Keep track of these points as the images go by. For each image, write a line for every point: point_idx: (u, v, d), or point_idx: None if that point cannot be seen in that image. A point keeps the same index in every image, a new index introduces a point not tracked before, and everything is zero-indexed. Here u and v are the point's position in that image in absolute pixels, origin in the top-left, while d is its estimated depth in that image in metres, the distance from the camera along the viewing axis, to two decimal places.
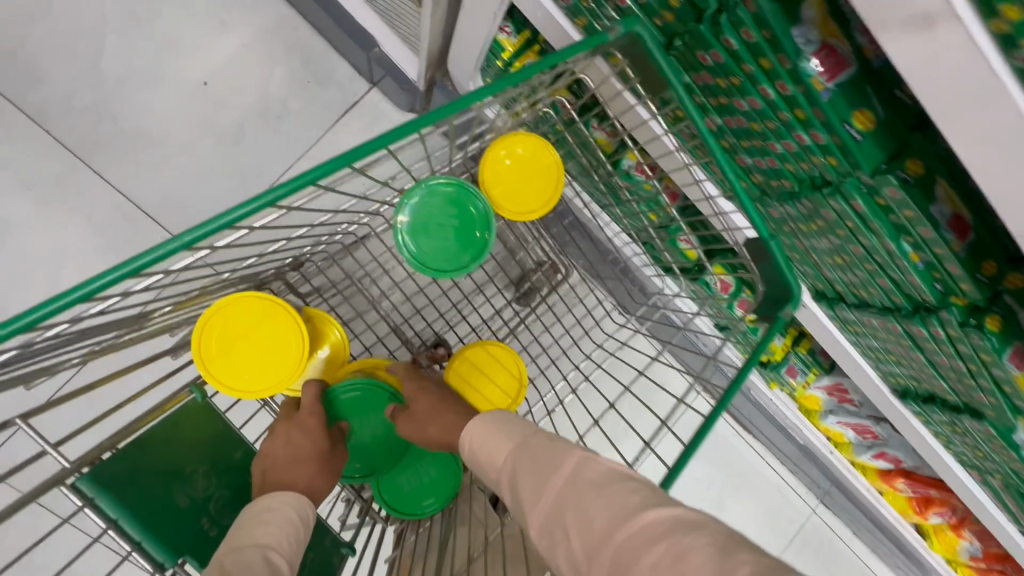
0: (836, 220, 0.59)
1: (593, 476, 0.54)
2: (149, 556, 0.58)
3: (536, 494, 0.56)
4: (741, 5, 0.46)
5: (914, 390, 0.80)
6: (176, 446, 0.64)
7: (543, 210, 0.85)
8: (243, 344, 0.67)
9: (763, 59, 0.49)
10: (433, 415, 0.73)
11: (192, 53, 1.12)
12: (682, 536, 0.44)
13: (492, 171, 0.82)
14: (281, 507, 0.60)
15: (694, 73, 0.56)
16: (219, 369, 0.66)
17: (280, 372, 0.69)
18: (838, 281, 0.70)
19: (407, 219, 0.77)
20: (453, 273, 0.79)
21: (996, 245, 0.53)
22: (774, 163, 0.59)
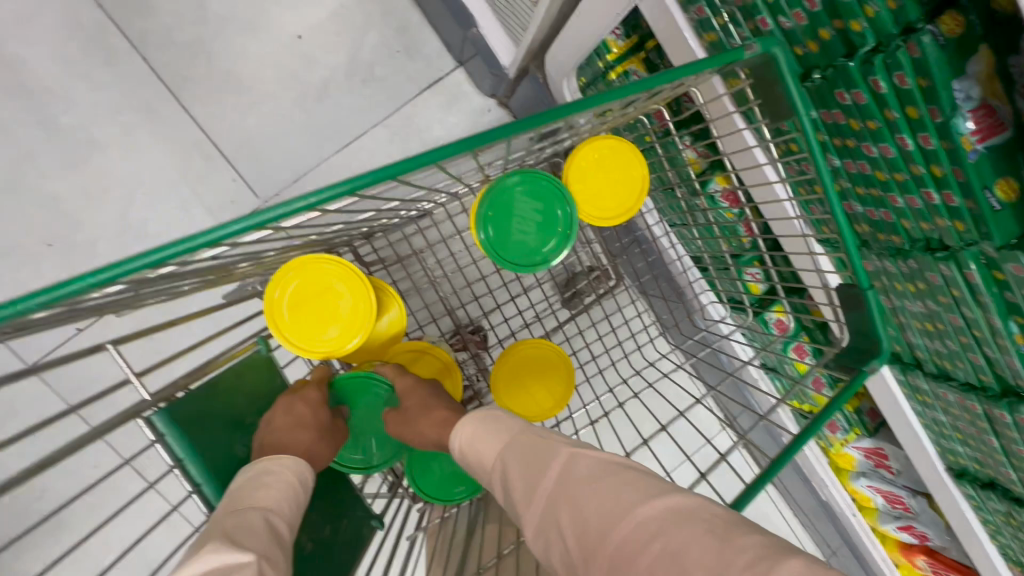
0: (942, 286, 0.56)
1: (584, 472, 0.52)
2: (206, 500, 0.59)
3: (528, 494, 0.55)
4: (903, 49, 0.44)
5: (971, 472, 0.77)
6: (238, 397, 0.67)
7: (619, 219, 0.84)
8: (313, 302, 0.68)
9: (911, 108, 0.46)
10: (422, 408, 0.73)
11: (291, 4, 1.12)
12: (678, 530, 0.43)
13: (578, 175, 0.82)
14: (280, 471, 0.59)
15: (823, 110, 0.54)
16: (288, 326, 0.68)
17: (343, 337, 0.71)
18: (920, 347, 0.67)
19: (491, 208, 0.76)
20: (528, 267, 0.79)
21: None
22: (888, 217, 0.56)
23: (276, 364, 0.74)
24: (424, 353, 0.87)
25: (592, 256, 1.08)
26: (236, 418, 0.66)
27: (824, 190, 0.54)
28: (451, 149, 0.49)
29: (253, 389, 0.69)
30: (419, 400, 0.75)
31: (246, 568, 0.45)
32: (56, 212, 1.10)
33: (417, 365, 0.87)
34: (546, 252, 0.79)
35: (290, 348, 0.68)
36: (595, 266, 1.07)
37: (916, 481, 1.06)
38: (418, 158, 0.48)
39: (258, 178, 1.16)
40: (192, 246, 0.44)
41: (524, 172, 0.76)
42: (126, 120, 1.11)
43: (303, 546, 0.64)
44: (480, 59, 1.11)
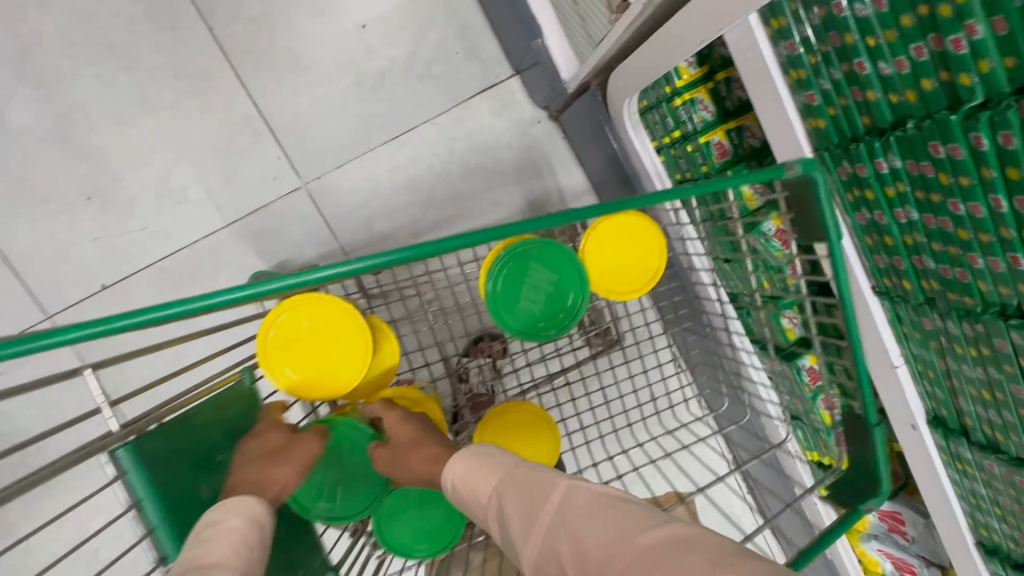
0: (1010, 354, 0.55)
1: (581, 504, 0.49)
2: (158, 547, 0.53)
3: (525, 530, 0.51)
4: (1015, 107, 0.43)
5: (1004, 550, 0.74)
6: (214, 430, 0.61)
7: (629, 294, 0.83)
8: (309, 341, 0.67)
9: (1012, 169, 0.45)
10: (413, 444, 0.69)
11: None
12: (678, 557, 0.41)
13: (598, 237, 0.82)
14: (224, 517, 0.53)
15: (910, 161, 0.52)
16: (280, 363, 0.67)
17: (332, 383, 0.68)
18: (971, 414, 0.65)
19: (502, 270, 0.74)
20: (530, 338, 0.76)
21: None
22: (963, 277, 0.54)
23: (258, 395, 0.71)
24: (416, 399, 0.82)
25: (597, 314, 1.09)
26: (206, 453, 0.60)
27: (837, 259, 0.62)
28: (477, 238, 0.52)
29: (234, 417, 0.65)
30: (411, 434, 0.71)
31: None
32: (98, 167, 1.10)
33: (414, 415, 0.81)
34: (547, 326, 0.76)
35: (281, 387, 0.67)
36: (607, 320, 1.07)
37: (930, 552, 1.01)
38: (435, 243, 0.51)
39: (302, 158, 1.16)
40: (199, 306, 0.46)
41: (543, 243, 0.75)
42: (180, 87, 1.11)
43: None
44: (539, 69, 1.11)
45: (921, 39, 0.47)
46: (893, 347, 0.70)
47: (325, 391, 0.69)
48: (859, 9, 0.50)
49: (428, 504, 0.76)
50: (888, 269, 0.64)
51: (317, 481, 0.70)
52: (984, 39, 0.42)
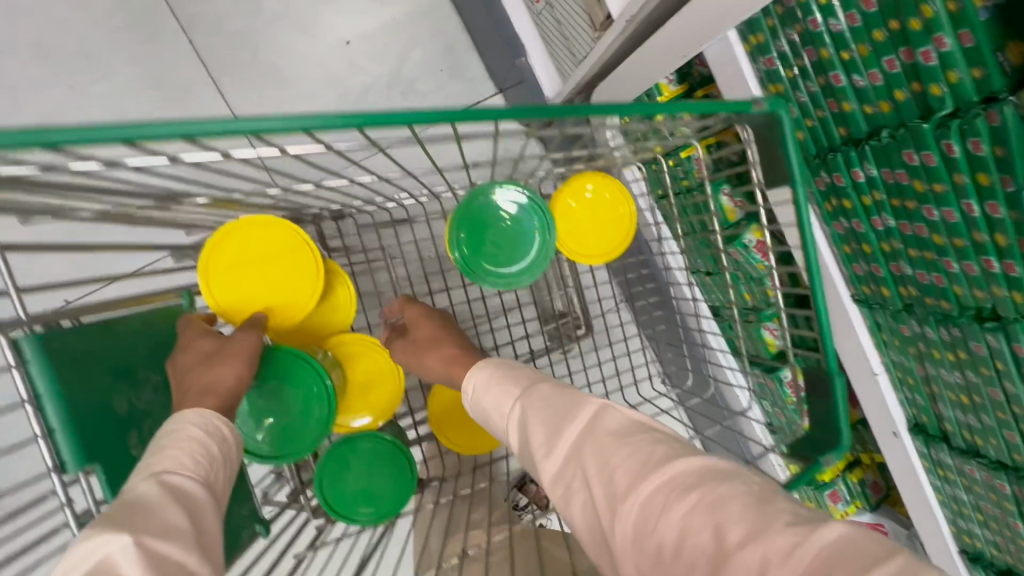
0: (986, 357, 0.56)
1: (613, 427, 0.47)
2: (54, 450, 0.46)
3: (548, 443, 0.49)
4: (984, 117, 0.45)
5: (987, 557, 0.74)
6: (140, 347, 0.55)
7: (599, 256, 0.82)
8: (253, 272, 0.62)
9: (983, 174, 0.47)
10: (433, 342, 0.71)
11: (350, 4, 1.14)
12: (716, 485, 0.39)
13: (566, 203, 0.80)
14: (178, 426, 0.46)
15: (886, 169, 0.54)
16: (223, 297, 0.61)
17: (287, 312, 0.65)
18: (950, 420, 0.67)
19: (468, 211, 0.71)
20: (495, 283, 0.73)
21: None
22: (940, 281, 0.56)
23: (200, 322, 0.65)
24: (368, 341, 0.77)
25: (566, 301, 1.04)
26: (128, 366, 0.53)
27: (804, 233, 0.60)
28: (431, 118, 0.45)
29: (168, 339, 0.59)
30: (432, 332, 0.72)
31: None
32: None
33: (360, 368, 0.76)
34: (512, 272, 0.74)
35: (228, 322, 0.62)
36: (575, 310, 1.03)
37: None
38: (383, 115, 0.43)
39: None
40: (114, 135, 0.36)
41: (511, 186, 0.71)
42: (156, 98, 1.09)
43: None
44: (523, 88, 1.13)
45: (893, 52, 0.49)
46: (873, 355, 0.71)
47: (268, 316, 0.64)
48: (834, 24, 0.52)
49: (380, 465, 0.74)
50: (867, 277, 0.65)
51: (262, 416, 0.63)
52: (952, 51, 0.44)
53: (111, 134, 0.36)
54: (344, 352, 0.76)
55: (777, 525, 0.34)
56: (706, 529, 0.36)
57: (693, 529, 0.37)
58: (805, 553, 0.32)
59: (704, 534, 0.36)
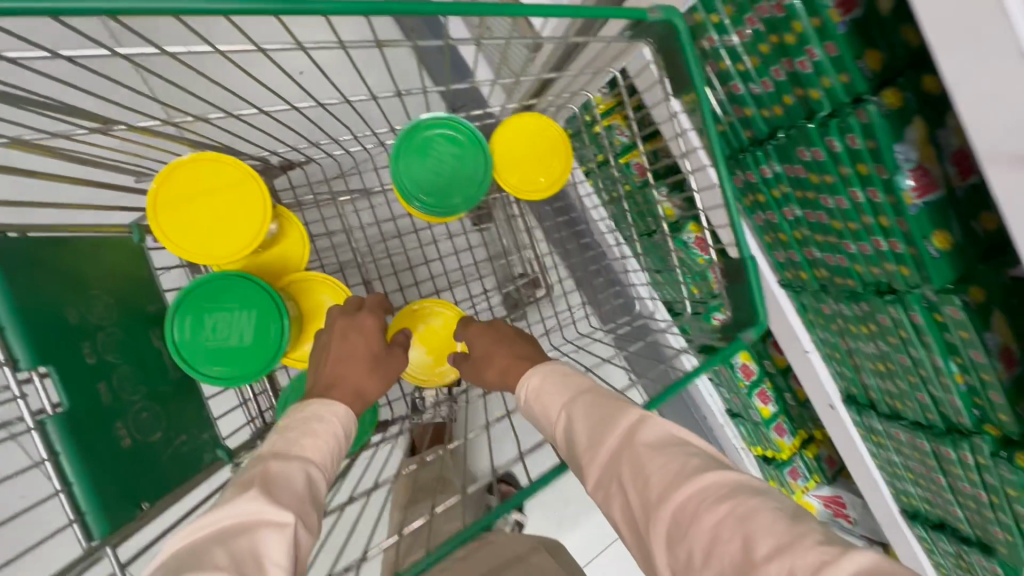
0: (892, 327, 0.63)
1: (650, 439, 0.50)
2: (6, 349, 0.48)
3: (592, 447, 0.54)
4: (854, 115, 0.51)
5: (923, 513, 0.81)
6: (91, 265, 0.59)
7: (542, 193, 0.82)
8: (205, 203, 0.65)
9: (862, 164, 0.53)
10: (486, 357, 0.75)
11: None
12: (748, 498, 0.41)
13: (501, 141, 0.80)
14: (331, 418, 0.57)
15: (787, 164, 0.61)
16: (173, 229, 0.64)
17: (236, 246, 0.67)
18: (874, 388, 0.73)
19: (406, 140, 0.73)
20: (438, 210, 0.75)
21: (966, 216, 0.54)
22: (843, 262, 0.62)
23: (149, 256, 0.68)
24: (321, 280, 0.78)
25: (527, 265, 1.06)
26: (79, 280, 0.57)
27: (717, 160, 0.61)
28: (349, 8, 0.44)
29: (111, 268, 0.62)
30: (485, 348, 0.77)
31: (286, 528, 0.40)
32: None
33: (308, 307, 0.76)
34: (451, 202, 0.76)
35: (173, 251, 0.64)
36: (530, 272, 1.06)
37: (873, 530, 1.07)
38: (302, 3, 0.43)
39: None
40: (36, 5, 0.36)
41: (446, 118, 0.74)
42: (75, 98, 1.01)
43: (98, 397, 0.54)
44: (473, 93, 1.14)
45: (776, 64, 0.55)
46: (805, 340, 0.78)
47: (213, 246, 0.66)
48: (727, 41, 0.58)
49: None
50: (787, 263, 0.71)
51: (211, 332, 0.65)
52: (822, 61, 0.51)
53: (28, 5, 0.36)
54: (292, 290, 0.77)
55: (807, 542, 0.37)
56: (735, 539, 0.39)
57: (723, 537, 0.40)
58: (835, 571, 0.34)
59: (734, 544, 0.39)
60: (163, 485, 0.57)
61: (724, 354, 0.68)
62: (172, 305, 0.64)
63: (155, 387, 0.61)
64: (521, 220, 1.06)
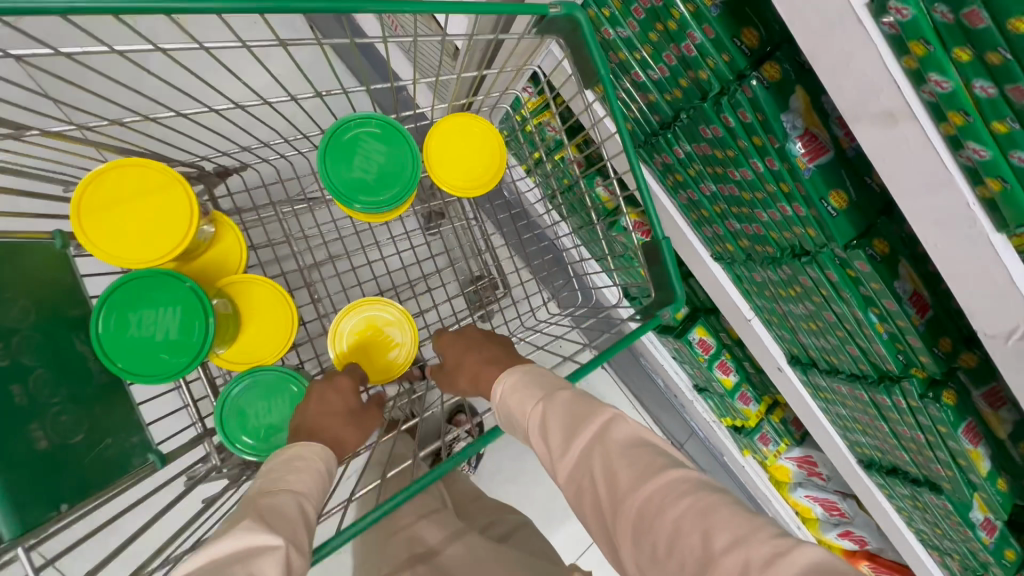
0: (814, 287, 0.66)
1: (621, 438, 0.54)
2: None
3: (564, 444, 0.56)
4: (740, 91, 0.54)
5: (879, 462, 0.84)
6: (9, 267, 0.51)
7: (481, 188, 0.79)
8: (130, 210, 0.59)
9: (756, 137, 0.56)
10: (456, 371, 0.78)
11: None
12: (707, 493, 0.46)
13: (438, 144, 0.77)
14: (311, 457, 0.57)
15: (695, 144, 0.63)
16: (97, 234, 0.58)
17: (159, 251, 0.59)
18: (811, 347, 0.76)
19: (332, 138, 0.68)
20: (364, 208, 0.69)
21: (858, 176, 0.57)
22: (760, 230, 0.65)
23: (72, 262, 0.59)
24: (263, 284, 0.69)
25: (480, 264, 1.06)
26: None
27: (622, 131, 0.60)
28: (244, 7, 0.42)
29: (31, 272, 0.53)
30: (456, 359, 0.79)
31: (277, 551, 0.42)
32: None
33: (254, 315, 0.68)
34: (378, 202, 0.70)
35: (96, 256, 0.58)
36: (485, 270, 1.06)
37: (844, 485, 1.15)
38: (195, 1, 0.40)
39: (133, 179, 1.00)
40: None
41: (375, 118, 0.69)
42: None
43: (9, 398, 0.46)
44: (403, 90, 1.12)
45: (666, 51, 0.58)
46: (743, 306, 0.80)
47: (135, 248, 0.59)
48: (621, 32, 0.61)
49: (275, 393, 0.68)
50: (715, 237, 0.74)
51: (135, 328, 0.57)
52: (703, 43, 0.53)
53: None
54: (236, 295, 0.68)
55: (762, 535, 0.41)
56: (697, 533, 0.43)
57: (685, 530, 0.44)
58: (786, 562, 0.39)
59: (694, 538, 0.43)
60: (82, 487, 0.50)
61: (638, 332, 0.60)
62: (99, 298, 0.57)
63: (77, 388, 0.53)
64: (474, 217, 1.05)
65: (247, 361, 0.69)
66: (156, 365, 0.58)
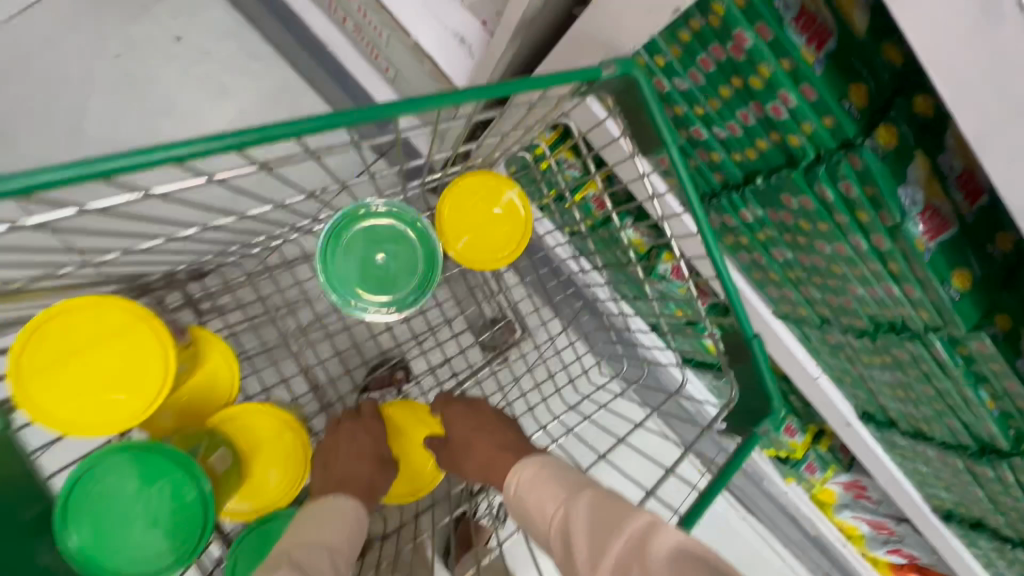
0: (911, 361, 0.56)
1: (661, 550, 0.40)
2: None
3: (592, 559, 0.43)
4: (846, 161, 0.43)
5: (958, 513, 0.77)
6: None
7: (507, 258, 0.67)
8: (87, 364, 0.46)
9: (861, 213, 0.46)
10: (466, 448, 0.61)
11: (174, 5, 1.02)
12: None
13: (453, 208, 0.65)
14: (346, 511, 0.51)
15: (769, 210, 0.53)
16: (50, 405, 0.45)
17: (132, 409, 0.47)
18: (893, 408, 0.68)
19: (340, 226, 0.57)
20: (358, 309, 0.59)
21: (981, 233, 0.46)
22: (849, 302, 0.56)
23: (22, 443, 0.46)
24: (265, 412, 0.58)
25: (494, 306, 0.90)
26: None
27: (691, 203, 0.48)
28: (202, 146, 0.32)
29: None
30: (465, 436, 0.62)
31: None
32: None
33: (262, 453, 0.57)
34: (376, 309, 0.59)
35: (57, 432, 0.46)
36: (501, 315, 0.89)
37: (896, 508, 1.09)
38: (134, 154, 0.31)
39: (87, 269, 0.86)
40: None
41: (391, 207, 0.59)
42: None
43: None
44: None
45: (741, 108, 0.47)
46: (813, 367, 0.71)
47: (99, 415, 0.46)
48: (679, 84, 0.49)
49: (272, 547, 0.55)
50: (782, 300, 0.64)
51: (117, 521, 0.46)
52: (799, 106, 0.42)
53: None
54: (235, 432, 0.56)
55: None
56: None
57: None
58: None
59: None
60: None
61: (741, 455, 0.48)
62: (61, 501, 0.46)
63: None
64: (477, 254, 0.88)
65: (260, 510, 0.57)
66: (156, 551, 0.47)
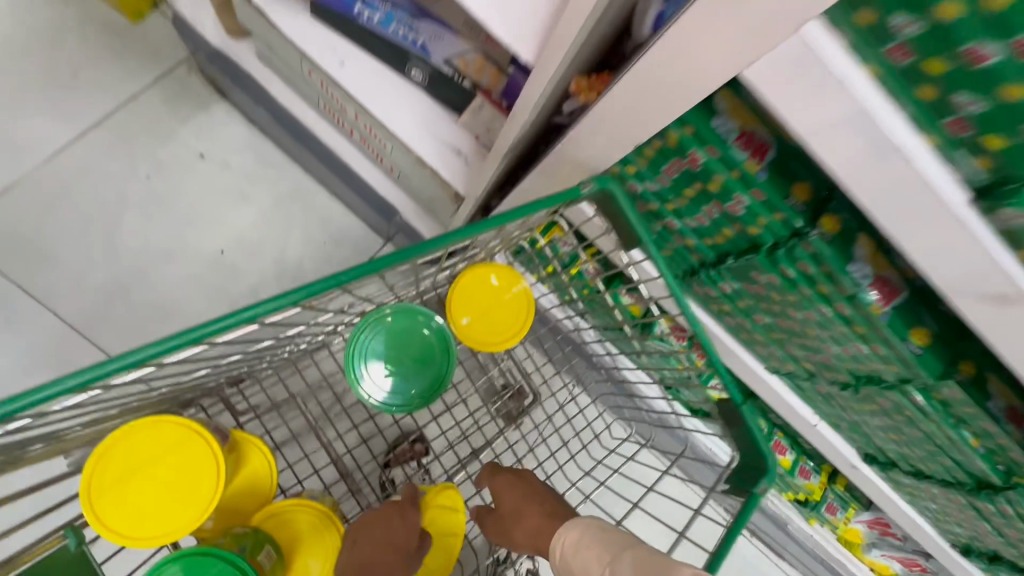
0: (894, 407, 0.61)
1: None
2: None
3: None
4: (800, 246, 0.50)
5: (975, 547, 0.79)
6: None
7: (513, 337, 0.73)
8: (149, 480, 0.52)
9: (822, 286, 0.52)
10: (516, 515, 0.65)
11: (197, 126, 1.13)
12: None
13: (463, 297, 0.72)
14: None
15: (744, 284, 0.59)
16: (117, 521, 0.50)
17: (189, 517, 0.52)
18: (892, 450, 0.71)
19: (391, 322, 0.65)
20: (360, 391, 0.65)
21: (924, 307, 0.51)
22: (829, 359, 0.61)
23: (95, 558, 0.51)
24: (306, 507, 0.63)
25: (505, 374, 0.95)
26: None
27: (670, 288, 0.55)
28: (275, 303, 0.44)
29: None
30: (515, 503, 0.67)
31: None
32: None
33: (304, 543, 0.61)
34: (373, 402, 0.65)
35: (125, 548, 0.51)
36: (513, 383, 0.95)
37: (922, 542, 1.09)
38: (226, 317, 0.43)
39: None
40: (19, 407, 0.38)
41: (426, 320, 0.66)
42: None
43: None
44: (397, 225, 1.09)
45: (705, 204, 0.55)
46: (811, 414, 0.75)
47: (161, 526, 0.51)
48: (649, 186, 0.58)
49: None
50: (771, 356, 0.70)
51: None
52: (753, 205, 0.50)
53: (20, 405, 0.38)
54: (280, 527, 0.61)
55: None
56: None
57: None
58: None
59: None
60: None
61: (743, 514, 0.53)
62: None
63: None
64: None
65: None
66: None
